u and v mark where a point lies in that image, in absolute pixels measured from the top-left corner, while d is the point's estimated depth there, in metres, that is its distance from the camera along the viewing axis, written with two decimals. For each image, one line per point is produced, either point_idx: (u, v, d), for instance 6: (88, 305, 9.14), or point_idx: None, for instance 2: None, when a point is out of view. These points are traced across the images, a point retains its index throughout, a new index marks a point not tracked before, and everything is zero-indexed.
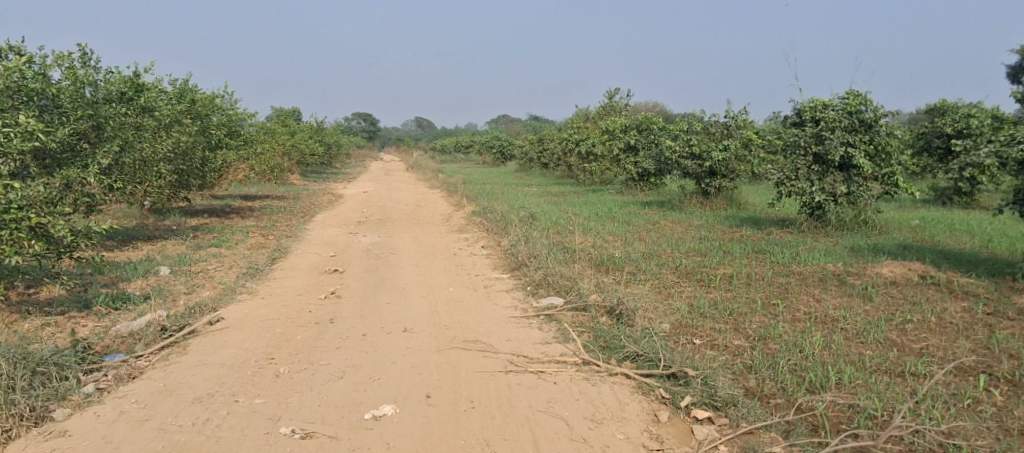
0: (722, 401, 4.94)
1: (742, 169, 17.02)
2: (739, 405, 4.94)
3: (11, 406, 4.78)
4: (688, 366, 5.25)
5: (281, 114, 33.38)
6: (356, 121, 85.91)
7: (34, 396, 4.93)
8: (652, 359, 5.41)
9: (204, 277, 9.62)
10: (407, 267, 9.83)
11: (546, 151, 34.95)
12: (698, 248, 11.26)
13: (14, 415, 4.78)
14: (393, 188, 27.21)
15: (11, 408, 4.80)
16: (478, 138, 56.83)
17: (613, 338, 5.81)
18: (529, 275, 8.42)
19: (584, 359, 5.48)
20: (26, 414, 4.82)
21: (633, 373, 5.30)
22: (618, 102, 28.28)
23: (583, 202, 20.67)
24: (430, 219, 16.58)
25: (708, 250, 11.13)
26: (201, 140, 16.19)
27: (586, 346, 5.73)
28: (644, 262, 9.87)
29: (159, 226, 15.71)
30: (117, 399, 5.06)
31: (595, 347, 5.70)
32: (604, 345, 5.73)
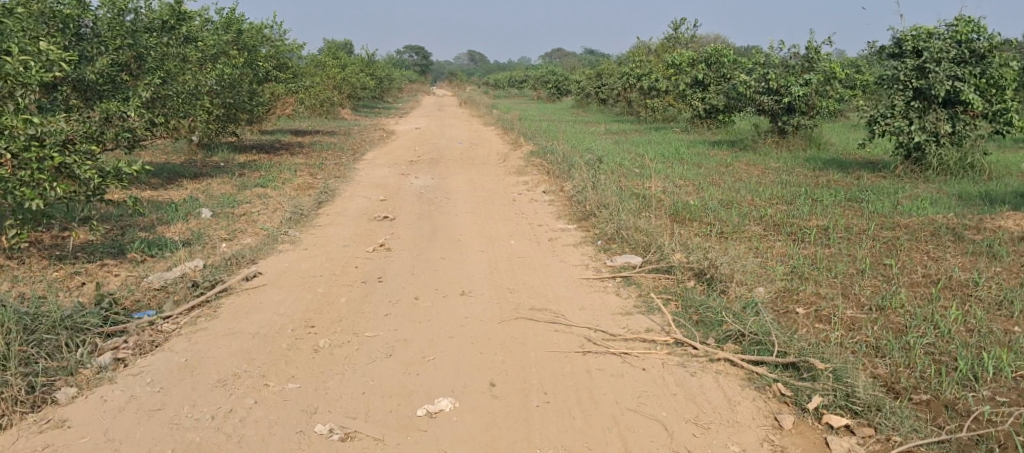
0: (864, 405, 4.12)
1: (823, 105, 15.77)
2: (886, 410, 4.11)
3: (3, 388, 4.19)
4: (811, 355, 4.42)
5: (332, 46, 32.54)
6: (409, 55, 84.81)
7: (32, 376, 4.34)
8: (763, 342, 4.60)
9: (247, 221, 8.94)
10: (464, 214, 9.06)
11: (605, 87, 33.65)
12: (782, 194, 10.24)
13: (7, 399, 4.19)
14: (446, 125, 26.40)
15: (4, 390, 4.21)
16: (532, 73, 55.37)
17: (707, 310, 5.00)
18: (599, 227, 7.55)
19: (676, 339, 4.70)
20: (21, 397, 4.23)
21: (740, 359, 4.50)
22: (682, 34, 26.73)
23: (647, 141, 19.55)
24: (487, 158, 15.75)
25: (794, 196, 10.11)
26: (248, 74, 15.48)
27: (676, 320, 4.94)
28: (726, 212, 8.89)
29: (208, 162, 15.18)
30: (132, 379, 4.44)
31: (687, 322, 4.91)
32: (697, 320, 4.94)
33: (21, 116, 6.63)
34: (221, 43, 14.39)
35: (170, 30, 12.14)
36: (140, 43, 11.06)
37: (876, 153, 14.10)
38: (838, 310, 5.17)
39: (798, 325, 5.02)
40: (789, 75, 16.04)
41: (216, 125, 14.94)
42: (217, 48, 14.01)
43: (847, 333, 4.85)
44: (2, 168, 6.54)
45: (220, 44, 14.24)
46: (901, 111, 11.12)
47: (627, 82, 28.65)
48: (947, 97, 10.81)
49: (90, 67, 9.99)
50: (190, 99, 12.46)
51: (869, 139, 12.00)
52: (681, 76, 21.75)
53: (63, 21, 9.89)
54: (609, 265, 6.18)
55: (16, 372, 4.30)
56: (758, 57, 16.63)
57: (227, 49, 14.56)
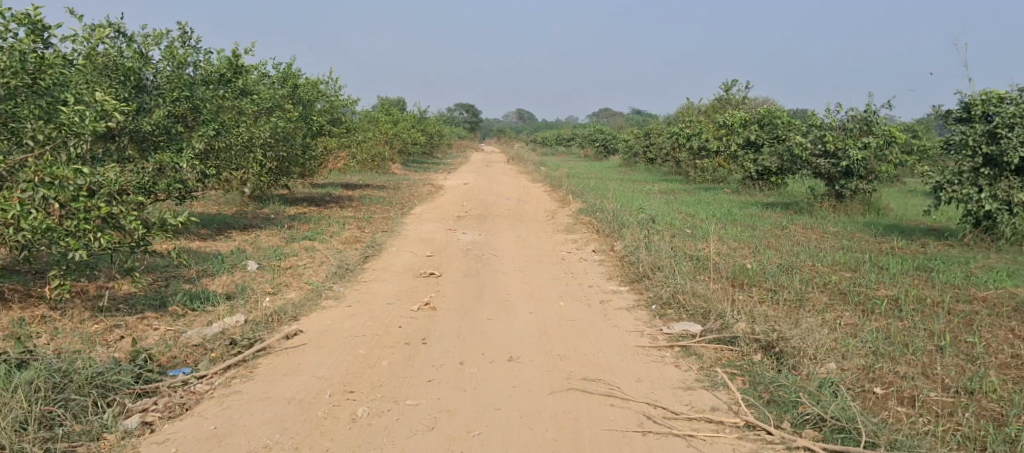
0: None
1: (883, 169, 15.27)
2: None
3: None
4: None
5: (385, 101, 33.00)
6: (458, 112, 85.95)
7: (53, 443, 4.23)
8: (847, 431, 4.21)
9: (291, 275, 8.77)
10: (512, 273, 8.77)
11: (654, 146, 33.45)
12: (844, 260, 9.77)
13: None
14: (495, 181, 26.39)
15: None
16: (580, 131, 55.51)
17: (777, 388, 4.61)
18: (654, 291, 7.19)
19: (747, 421, 4.32)
20: None
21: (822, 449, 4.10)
22: (734, 94, 26.47)
23: (698, 201, 19.17)
24: (535, 216, 15.53)
25: (858, 262, 9.63)
26: (301, 127, 15.60)
27: (746, 399, 4.56)
28: (787, 277, 8.47)
29: (258, 213, 15.23)
30: (157, 448, 4.21)
31: (757, 401, 4.53)
32: (768, 399, 4.55)
33: (72, 166, 6.51)
34: (277, 96, 14.52)
35: (227, 83, 11.99)
36: (197, 94, 11.12)
37: (940, 220, 13.53)
38: (921, 391, 4.73)
39: (877, 409, 4.58)
40: (847, 138, 15.60)
41: (267, 177, 15.03)
42: (272, 101, 14.14)
43: (937, 423, 4.42)
44: (49, 218, 6.43)
45: (275, 98, 14.39)
46: (969, 177, 10.61)
47: (676, 142, 28.39)
48: (1019, 164, 10.25)
49: (147, 118, 10.10)
50: (243, 151, 12.53)
51: (936, 205, 11.47)
52: (734, 137, 21.41)
53: (124, 73, 10.08)
54: (665, 331, 5.79)
55: (36, 437, 4.20)
56: (814, 119, 16.25)
57: (282, 102, 14.72)
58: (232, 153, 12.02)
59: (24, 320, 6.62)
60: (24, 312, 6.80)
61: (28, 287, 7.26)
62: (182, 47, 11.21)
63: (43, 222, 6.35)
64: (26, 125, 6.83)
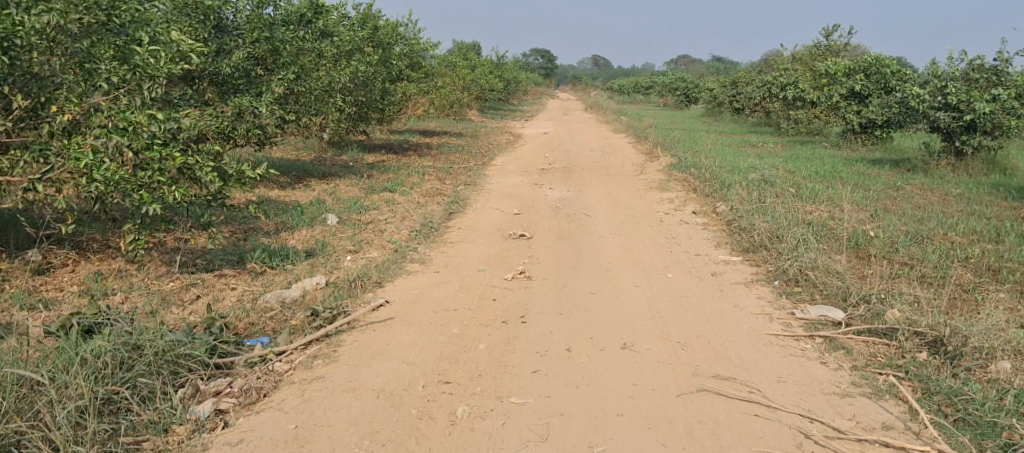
0: None
1: (1012, 125, 13.92)
2: None
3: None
4: None
5: (463, 46, 32.26)
6: (534, 58, 84.49)
7: (116, 439, 3.80)
8: None
9: (373, 232, 8.24)
10: (608, 237, 8.07)
11: (741, 96, 31.93)
12: (982, 227, 8.76)
13: None
14: (575, 130, 25.52)
15: None
16: (660, 79, 53.76)
17: (967, 405, 3.89)
18: (776, 265, 6.41)
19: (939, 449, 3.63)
20: None
21: None
22: (834, 42, 24.82)
23: (795, 156, 17.99)
24: (623, 169, 14.72)
25: (997, 230, 8.62)
26: (382, 72, 15.05)
27: (932, 419, 3.85)
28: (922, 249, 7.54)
29: (337, 161, 14.83)
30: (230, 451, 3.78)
31: (946, 422, 3.82)
32: (957, 419, 3.84)
33: (146, 112, 6.11)
34: (357, 40, 13.96)
35: (308, 25, 11.47)
36: (277, 36, 10.58)
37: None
38: None
39: None
40: (971, 89, 14.29)
41: (347, 123, 14.57)
42: (352, 45, 13.58)
43: None
44: (121, 167, 5.93)
45: (356, 42, 13.83)
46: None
47: (768, 92, 26.92)
48: None
49: (227, 60, 9.65)
50: (323, 97, 12.04)
51: None
52: (836, 87, 20.01)
53: (205, 13, 9.62)
54: (801, 315, 5.02)
55: (96, 432, 3.75)
56: (933, 69, 14.92)
57: (362, 46, 14.16)
58: (313, 99, 11.53)
59: (101, 274, 6.18)
60: (101, 266, 6.37)
61: (107, 237, 6.88)
62: None
63: (117, 174, 5.87)
64: (99, 66, 6.43)
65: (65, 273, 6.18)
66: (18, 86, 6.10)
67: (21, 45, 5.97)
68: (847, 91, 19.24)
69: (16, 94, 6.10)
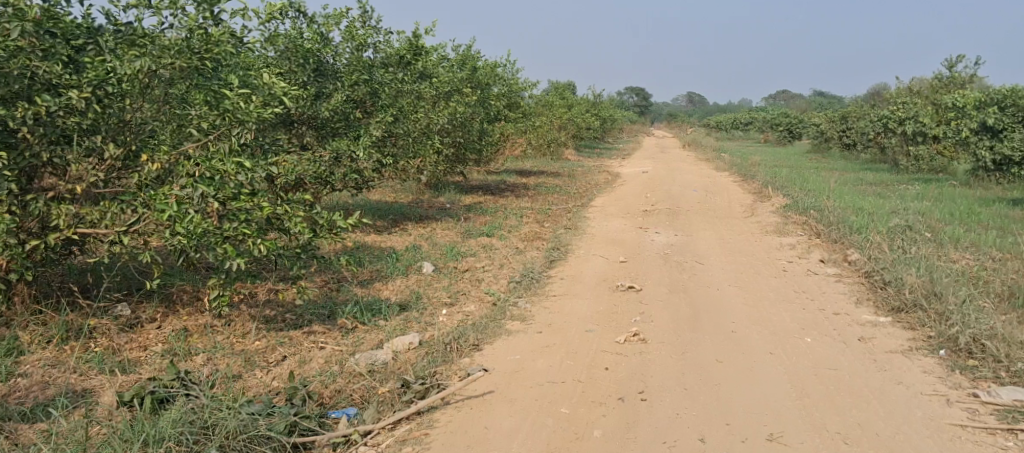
0: None
1: None
2: None
3: None
4: None
5: (558, 83, 31.80)
6: (628, 95, 83.66)
7: None
8: None
9: (470, 282, 7.66)
10: (728, 289, 7.21)
11: (852, 131, 30.35)
12: None
13: None
14: (676, 169, 24.58)
15: None
16: (760, 115, 52.07)
17: None
18: (941, 336, 5.45)
19: None
20: None
21: None
22: (958, 73, 23.21)
23: (921, 195, 16.62)
24: (734, 211, 13.81)
25: None
26: (479, 112, 14.65)
27: None
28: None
29: (433, 203, 14.45)
30: None
31: None
32: None
33: (233, 160, 5.58)
34: (455, 80, 13.57)
35: (407, 66, 11.12)
36: (376, 78, 10.19)
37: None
38: None
39: None
40: None
41: (444, 165, 14.22)
42: (450, 85, 13.20)
43: None
44: (206, 219, 5.43)
45: (454, 81, 13.45)
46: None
47: (882, 127, 25.38)
48: None
49: (325, 103, 9.30)
50: (421, 138, 11.68)
51: None
52: (964, 121, 18.56)
53: (304, 56, 9.29)
54: (988, 399, 4.28)
55: None
56: None
57: (461, 86, 13.79)
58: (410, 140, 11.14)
59: (186, 332, 5.73)
60: (189, 322, 5.91)
61: (198, 288, 6.46)
62: (363, 26, 10.25)
63: (201, 226, 5.37)
64: (190, 112, 6.02)
65: (150, 329, 5.77)
66: (110, 134, 5.76)
67: (113, 91, 5.66)
68: (978, 124, 17.77)
69: (107, 142, 5.73)
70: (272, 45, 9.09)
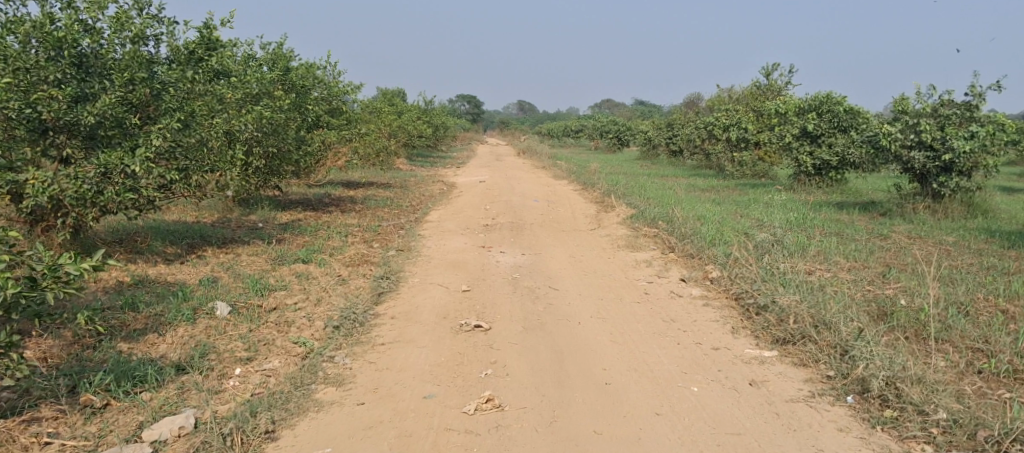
0: None
1: (989, 163, 13.25)
2: None
3: None
4: None
5: (386, 90, 30.30)
6: (458, 103, 83.02)
7: None
8: None
9: (275, 328, 6.13)
10: (589, 323, 6.17)
11: (677, 137, 30.84)
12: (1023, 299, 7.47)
13: None
14: (511, 178, 23.76)
15: None
16: (588, 123, 52.69)
17: None
18: (847, 380, 4.63)
19: None
20: None
21: None
22: (774, 81, 23.92)
23: (754, 201, 16.62)
24: (576, 222, 13.00)
25: None
26: (293, 118, 13.17)
27: None
28: (990, 344, 5.94)
29: (242, 223, 12.93)
30: None
31: None
32: None
33: None
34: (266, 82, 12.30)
35: (198, 64, 9.22)
36: (158, 77, 8.33)
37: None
38: None
39: None
40: (944, 127, 13.38)
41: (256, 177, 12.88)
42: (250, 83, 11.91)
43: None
44: None
45: (258, 80, 12.12)
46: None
47: (708, 134, 25.80)
48: None
49: (88, 106, 7.46)
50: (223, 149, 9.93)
51: None
52: (786, 126, 18.60)
53: (57, 48, 7.40)
54: None
55: None
56: (902, 105, 13.90)
57: (271, 89, 12.44)
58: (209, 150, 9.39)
59: None
60: None
61: None
62: (139, 16, 8.39)
63: None
64: None
65: None
66: None
67: None
68: (800, 130, 18.07)
69: None
70: (14, 34, 7.34)
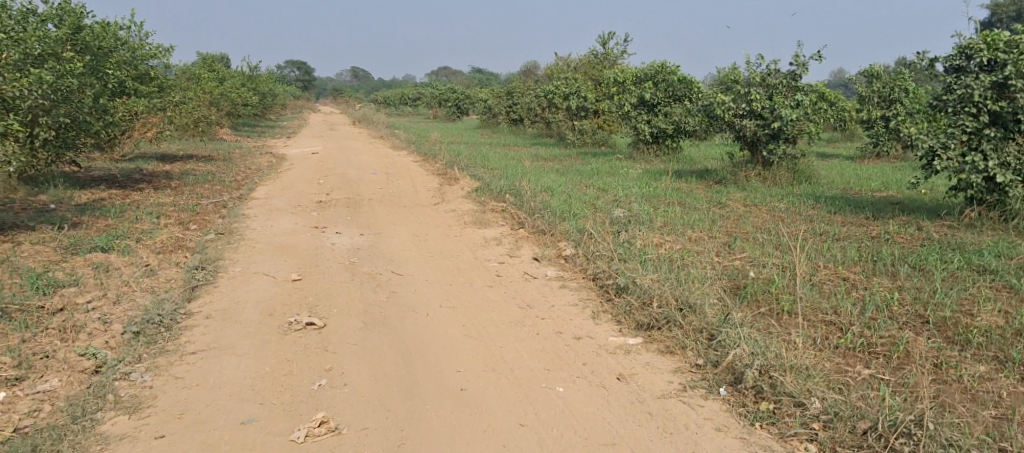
0: None
1: (812, 131, 13.57)
2: None
3: None
4: None
5: (208, 55, 28.24)
6: (291, 71, 79.49)
7: None
8: None
9: (57, 336, 5.27)
10: (438, 314, 5.58)
11: (517, 106, 30.61)
12: (861, 263, 7.56)
13: None
14: (347, 149, 22.72)
15: None
16: (427, 90, 51.63)
17: None
18: (718, 370, 4.40)
19: None
20: None
21: None
22: (611, 50, 24.07)
23: (595, 170, 16.60)
24: (418, 196, 12.37)
25: (879, 267, 7.32)
26: (89, 83, 12.09)
27: None
28: (838, 314, 5.80)
29: (32, 205, 11.85)
30: None
31: None
32: None
33: None
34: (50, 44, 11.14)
35: None
36: None
37: (896, 200, 11.71)
38: None
39: None
40: (772, 96, 13.64)
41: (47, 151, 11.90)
42: (23, 43, 10.71)
43: None
44: None
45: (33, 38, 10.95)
46: (969, 140, 8.43)
47: (548, 103, 25.71)
48: None
49: None
50: None
51: (923, 178, 9.46)
52: (624, 95, 18.63)
53: None
54: None
55: None
56: (734, 74, 14.02)
57: (56, 48, 11.34)
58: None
59: None
60: None
61: None
62: None
63: None
64: None
65: None
66: None
67: None
68: (637, 99, 18.13)
69: None
70: None
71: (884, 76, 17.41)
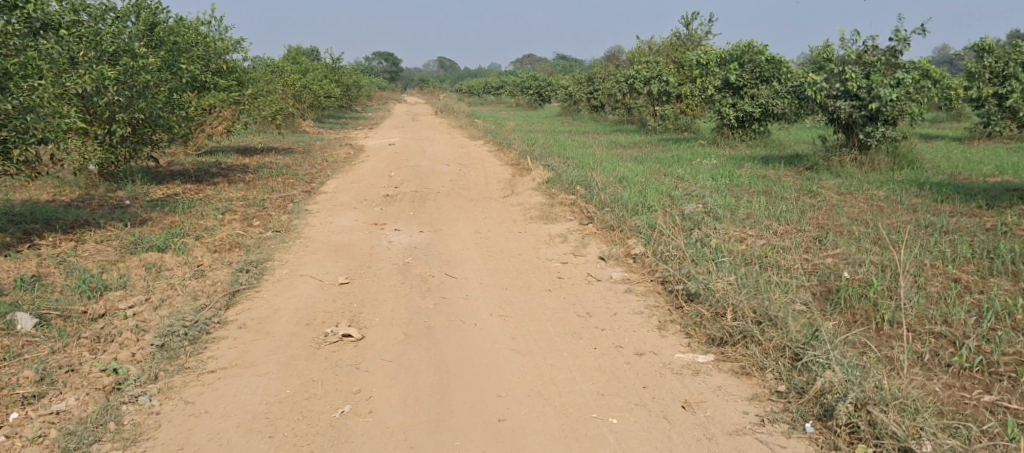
0: None
1: (915, 112, 12.44)
2: None
3: None
4: None
5: (292, 47, 28.46)
6: (377, 62, 80.43)
7: None
8: None
9: (88, 347, 4.95)
10: (488, 324, 5.07)
11: (598, 92, 29.79)
12: (974, 261, 6.67)
13: None
14: (425, 139, 22.45)
15: None
16: (508, 79, 51.20)
17: None
18: (804, 400, 3.84)
19: None
20: None
21: None
22: (694, 31, 23.03)
23: (677, 157, 15.80)
24: (488, 188, 11.90)
25: (996, 267, 6.43)
26: (165, 78, 11.58)
27: None
28: (947, 325, 5.01)
29: (108, 199, 11.89)
30: None
31: None
32: None
33: None
34: (122, 37, 10.72)
35: None
36: None
37: (1011, 186, 10.56)
38: None
39: None
40: (868, 75, 12.56)
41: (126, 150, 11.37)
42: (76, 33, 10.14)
43: None
44: None
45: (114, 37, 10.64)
46: None
47: (629, 88, 24.85)
48: None
49: None
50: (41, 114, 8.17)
51: None
52: (707, 78, 17.69)
53: None
54: None
55: None
56: (826, 51, 12.94)
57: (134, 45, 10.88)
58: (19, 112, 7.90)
59: None
60: None
61: None
62: None
63: None
64: None
65: None
66: None
67: None
68: (721, 81, 17.14)
69: None
70: None
71: (995, 50, 15.91)
